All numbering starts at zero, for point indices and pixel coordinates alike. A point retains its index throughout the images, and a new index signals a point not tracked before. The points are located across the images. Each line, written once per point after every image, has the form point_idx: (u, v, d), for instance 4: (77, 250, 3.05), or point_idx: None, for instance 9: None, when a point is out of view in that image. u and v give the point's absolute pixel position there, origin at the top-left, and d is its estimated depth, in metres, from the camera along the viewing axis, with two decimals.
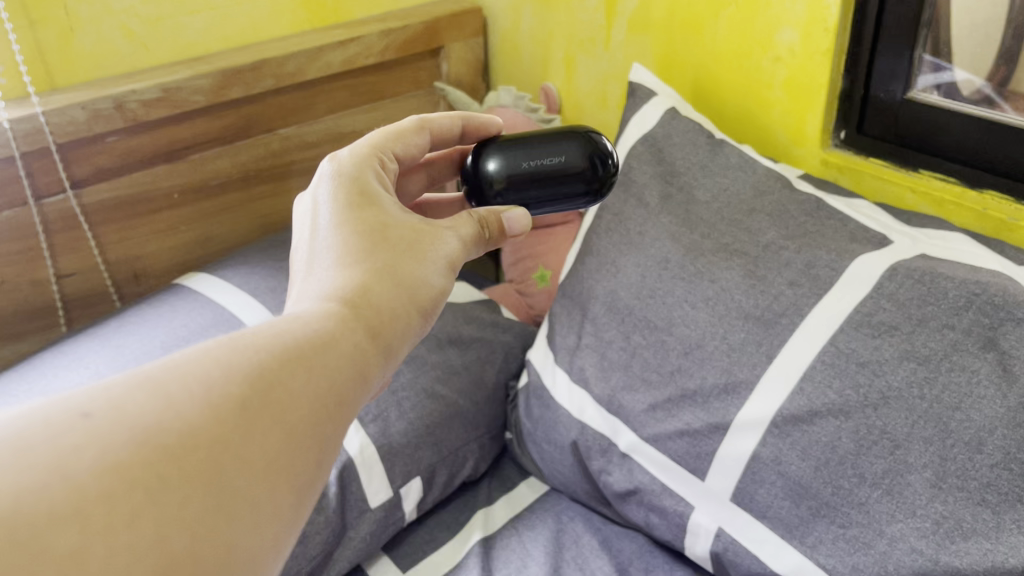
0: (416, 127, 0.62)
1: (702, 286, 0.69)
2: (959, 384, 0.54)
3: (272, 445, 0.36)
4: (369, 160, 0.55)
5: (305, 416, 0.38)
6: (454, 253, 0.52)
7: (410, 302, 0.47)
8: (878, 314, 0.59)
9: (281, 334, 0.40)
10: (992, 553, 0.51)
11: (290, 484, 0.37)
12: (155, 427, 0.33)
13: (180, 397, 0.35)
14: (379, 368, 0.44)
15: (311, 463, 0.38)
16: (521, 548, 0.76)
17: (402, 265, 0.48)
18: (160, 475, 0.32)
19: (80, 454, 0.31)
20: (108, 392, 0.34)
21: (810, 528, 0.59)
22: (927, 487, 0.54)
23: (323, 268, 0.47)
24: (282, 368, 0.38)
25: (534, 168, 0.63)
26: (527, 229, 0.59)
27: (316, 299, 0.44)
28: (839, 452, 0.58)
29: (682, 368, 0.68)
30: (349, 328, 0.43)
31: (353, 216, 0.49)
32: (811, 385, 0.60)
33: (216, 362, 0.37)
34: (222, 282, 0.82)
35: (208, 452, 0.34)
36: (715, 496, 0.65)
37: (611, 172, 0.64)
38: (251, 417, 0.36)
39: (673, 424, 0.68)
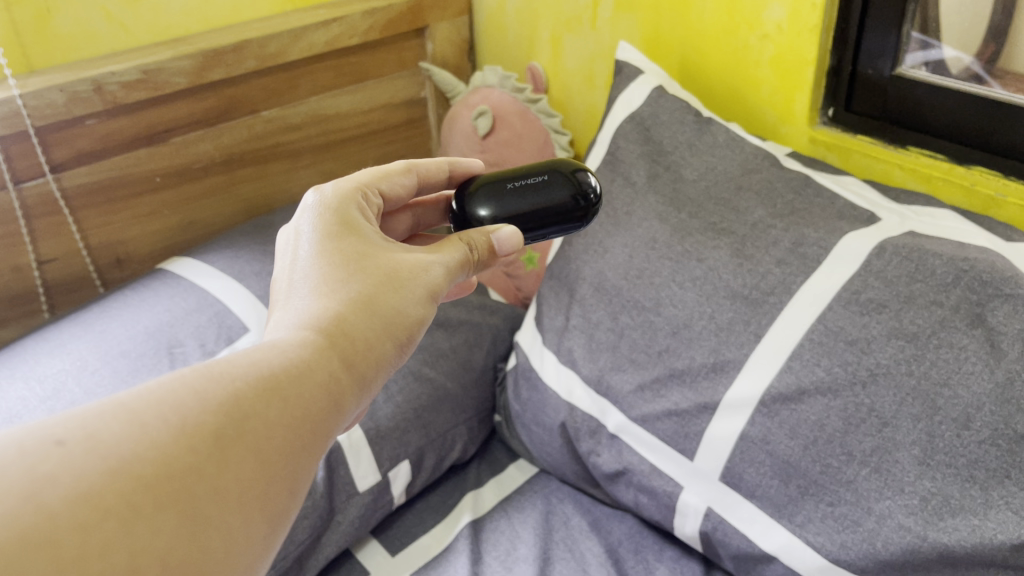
0: (403, 168, 0.61)
1: (690, 265, 0.68)
2: (947, 360, 0.54)
3: (246, 476, 0.36)
4: (352, 196, 0.54)
5: (280, 448, 0.38)
6: (439, 283, 0.51)
7: (389, 330, 0.46)
8: (866, 292, 0.59)
9: (257, 364, 0.40)
10: (981, 529, 0.51)
11: (262, 515, 0.36)
12: (130, 456, 0.33)
13: (155, 426, 0.34)
14: (356, 397, 0.44)
15: (284, 494, 0.38)
16: (511, 531, 0.76)
17: (382, 292, 0.47)
18: (133, 506, 0.32)
19: (53, 484, 0.31)
20: (83, 419, 0.33)
21: (799, 507, 0.59)
22: (915, 463, 0.54)
23: (300, 296, 0.46)
24: (257, 399, 0.38)
25: (520, 206, 0.62)
26: (518, 247, 0.58)
27: (293, 325, 0.44)
28: (827, 430, 0.58)
29: (670, 348, 0.68)
30: (324, 356, 0.42)
31: (332, 246, 0.49)
32: (800, 363, 0.60)
33: (193, 391, 0.36)
34: (206, 266, 0.81)
35: (181, 483, 0.33)
36: (704, 476, 0.65)
37: (596, 205, 0.63)
38: (226, 447, 0.35)
39: (662, 404, 0.67)
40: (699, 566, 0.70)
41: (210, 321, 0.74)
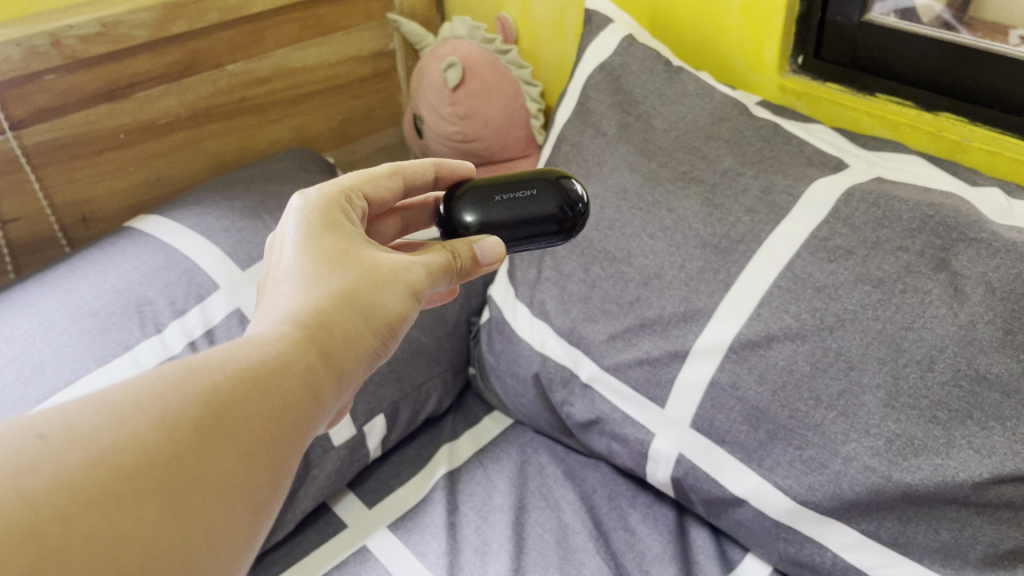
0: (387, 172, 0.60)
1: (660, 215, 0.68)
2: (913, 304, 0.55)
3: (227, 466, 0.36)
4: (337, 197, 0.53)
5: (262, 437, 0.37)
6: (422, 280, 0.50)
7: (369, 324, 0.46)
8: (833, 239, 0.60)
9: (236, 356, 0.39)
10: (943, 468, 0.52)
11: (244, 504, 0.36)
12: (110, 447, 0.33)
13: (134, 417, 0.34)
14: (335, 390, 0.43)
15: (266, 483, 0.38)
16: (486, 480, 0.77)
17: (363, 286, 0.47)
18: (114, 496, 0.31)
19: (33, 475, 0.30)
20: (62, 413, 0.33)
21: (767, 451, 0.61)
22: (881, 406, 0.55)
23: (282, 291, 0.46)
24: (236, 391, 0.38)
25: (503, 212, 0.61)
26: (501, 259, 0.57)
27: (274, 319, 0.43)
28: (796, 375, 0.59)
29: (641, 298, 0.68)
30: (302, 349, 0.42)
31: (314, 243, 0.48)
32: (768, 311, 0.61)
33: (172, 383, 0.36)
34: (174, 224, 0.79)
35: (162, 473, 0.33)
36: (675, 424, 0.66)
37: (581, 215, 0.62)
38: (207, 437, 0.35)
39: (633, 352, 0.68)
40: (672, 511, 0.72)
41: (178, 279, 0.73)
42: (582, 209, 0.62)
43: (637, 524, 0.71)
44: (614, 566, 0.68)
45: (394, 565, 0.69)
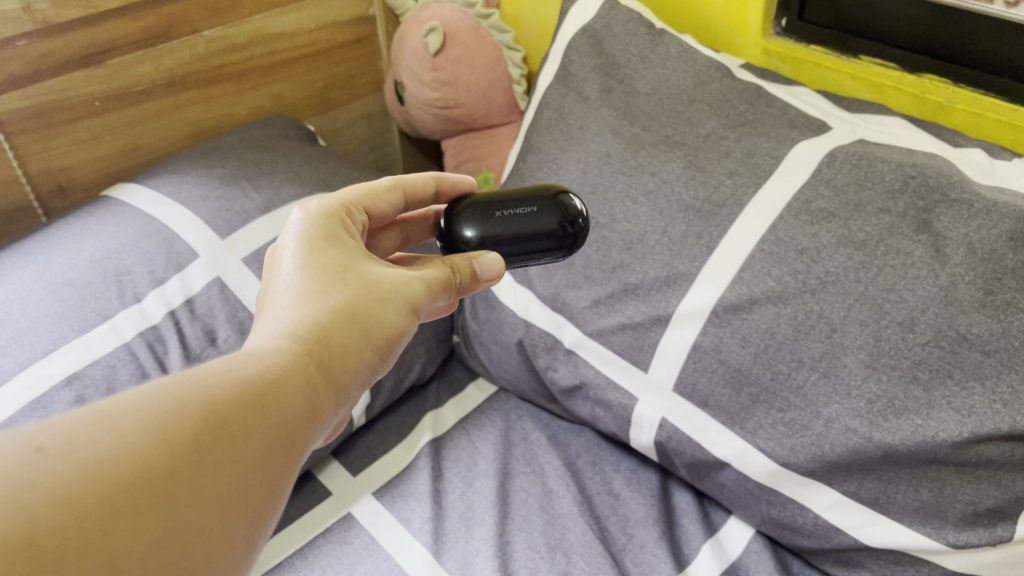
0: (388, 185, 0.59)
1: (643, 179, 0.68)
2: (894, 266, 0.55)
3: (227, 480, 0.35)
4: (337, 211, 0.52)
5: (261, 452, 0.37)
6: (421, 296, 0.49)
7: (369, 338, 0.45)
8: (816, 202, 0.59)
9: (236, 370, 0.38)
10: (923, 428, 0.53)
11: (243, 519, 0.35)
12: (109, 460, 0.32)
13: (135, 430, 0.33)
14: (334, 405, 0.42)
15: (264, 497, 0.37)
16: (471, 447, 0.77)
17: (363, 299, 0.46)
18: (112, 511, 0.31)
19: (31, 488, 0.30)
20: (61, 424, 0.32)
21: (750, 414, 0.61)
22: (862, 367, 0.55)
23: (281, 303, 0.45)
24: (236, 405, 0.37)
25: (503, 228, 0.60)
26: (501, 275, 0.56)
27: (273, 333, 0.42)
28: (778, 338, 0.59)
29: (624, 263, 0.68)
30: (302, 363, 0.41)
31: (313, 256, 0.47)
32: (751, 274, 0.61)
33: (174, 396, 0.35)
34: (152, 192, 0.78)
35: (162, 487, 0.32)
36: (659, 388, 0.66)
37: (581, 231, 0.61)
38: (207, 452, 0.34)
39: (616, 318, 0.68)
40: (655, 476, 0.73)
41: (157, 248, 0.72)
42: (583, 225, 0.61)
43: (622, 489, 0.72)
44: (598, 530, 0.69)
45: (380, 531, 0.69)
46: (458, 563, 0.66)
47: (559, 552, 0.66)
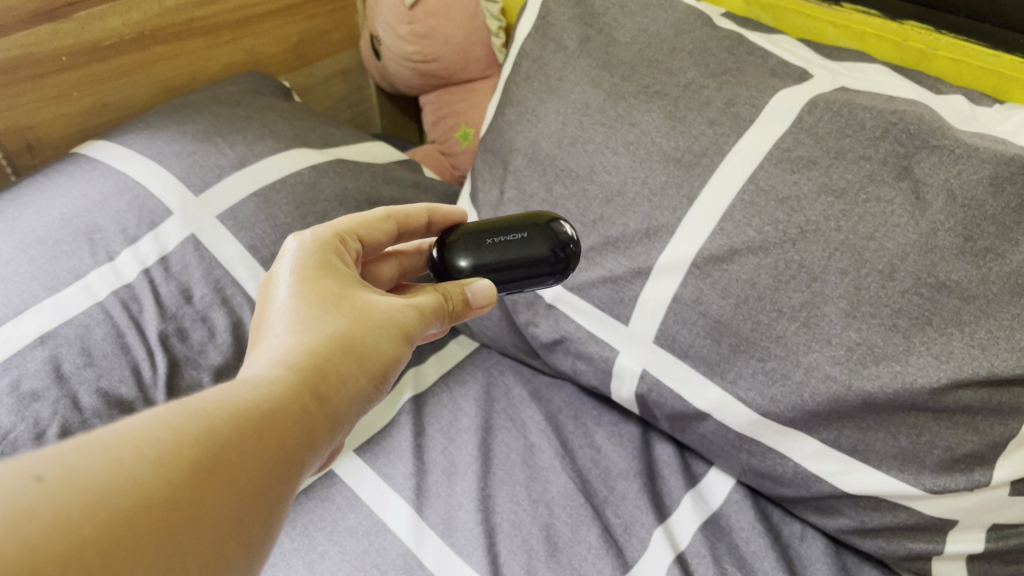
0: (382, 215, 0.59)
1: (623, 130, 0.67)
2: (874, 214, 0.55)
3: (226, 509, 0.33)
4: (330, 240, 0.52)
5: (260, 479, 0.35)
6: (414, 325, 0.49)
7: (362, 368, 0.44)
8: (797, 150, 0.59)
9: (233, 398, 0.37)
10: (902, 375, 0.52)
11: (242, 549, 0.34)
12: (108, 488, 0.30)
13: (134, 459, 0.32)
14: (328, 436, 0.41)
15: (262, 527, 0.35)
16: (453, 403, 0.77)
17: (356, 329, 0.45)
18: (114, 539, 0.29)
19: (30, 516, 0.28)
20: (58, 454, 0.31)
21: (730, 364, 0.61)
22: (842, 316, 0.55)
23: (275, 333, 0.44)
24: (234, 434, 0.35)
25: (494, 257, 0.59)
26: (492, 302, 0.56)
27: (268, 362, 0.41)
28: (759, 288, 0.59)
29: (604, 216, 0.67)
30: (297, 392, 0.40)
31: (307, 284, 0.47)
32: (732, 224, 0.60)
33: (172, 424, 0.34)
34: (122, 149, 0.77)
35: (163, 516, 0.31)
36: (639, 341, 0.66)
37: (574, 256, 0.60)
38: (207, 480, 0.33)
39: (596, 271, 0.67)
40: (637, 429, 0.74)
41: (130, 205, 0.71)
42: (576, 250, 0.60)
43: (603, 443, 0.73)
44: (580, 483, 0.69)
45: (362, 488, 0.69)
46: (440, 517, 0.67)
47: (541, 505, 0.67)
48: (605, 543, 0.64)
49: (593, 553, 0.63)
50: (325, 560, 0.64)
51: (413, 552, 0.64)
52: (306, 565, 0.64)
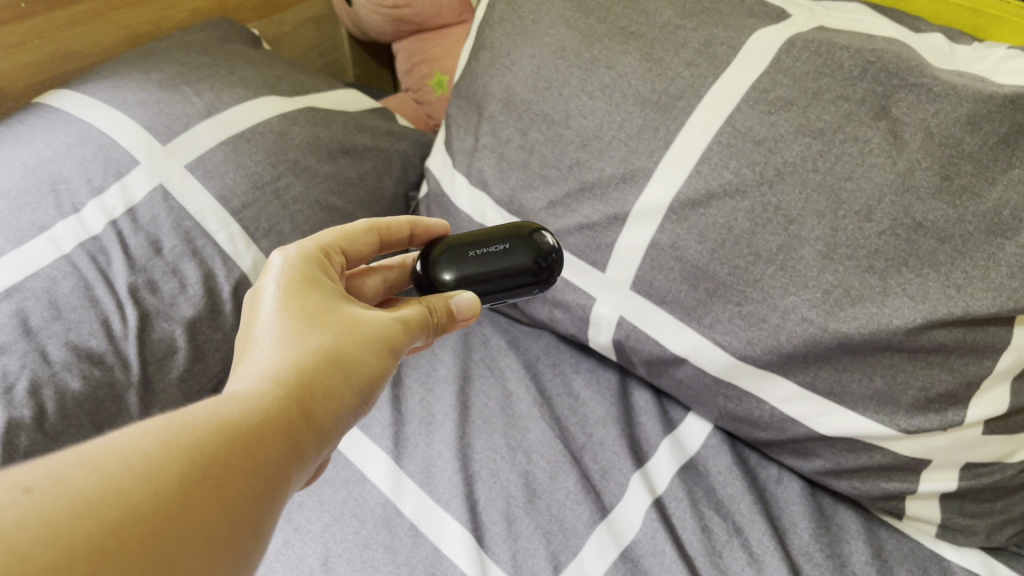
0: (364, 228, 0.58)
1: (599, 73, 0.66)
2: (852, 155, 0.54)
3: (214, 523, 0.33)
4: (314, 254, 0.51)
5: (247, 490, 0.35)
6: (401, 337, 0.48)
7: (349, 381, 0.44)
8: (775, 91, 0.58)
9: (221, 413, 0.37)
10: (879, 316, 0.52)
11: (230, 563, 0.34)
12: (97, 500, 0.30)
13: (122, 472, 0.32)
14: (315, 450, 0.41)
15: (250, 542, 0.35)
16: (430, 354, 0.76)
17: (343, 341, 0.45)
18: (104, 550, 0.29)
19: (21, 526, 0.28)
20: (48, 469, 0.31)
21: (707, 309, 0.61)
22: (819, 258, 0.55)
23: (262, 347, 0.43)
24: (222, 449, 0.35)
25: (477, 270, 0.58)
26: (477, 313, 0.55)
27: (254, 376, 0.41)
28: (735, 231, 0.58)
29: (580, 161, 0.66)
30: (284, 406, 0.39)
31: (293, 297, 0.46)
32: (708, 167, 0.59)
33: (159, 439, 0.34)
34: (84, 98, 0.75)
35: (152, 527, 0.31)
36: (616, 287, 0.65)
37: (556, 265, 0.59)
38: (194, 493, 0.33)
39: (573, 218, 0.67)
40: (614, 376, 0.74)
41: (94, 154, 0.69)
42: (558, 259, 0.59)
43: (581, 391, 0.73)
44: (559, 431, 0.69)
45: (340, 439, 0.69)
46: (419, 467, 0.67)
47: (520, 453, 0.67)
48: (584, 489, 0.64)
49: (572, 498, 0.64)
50: (304, 510, 0.64)
51: (392, 501, 0.64)
52: (285, 516, 0.64)
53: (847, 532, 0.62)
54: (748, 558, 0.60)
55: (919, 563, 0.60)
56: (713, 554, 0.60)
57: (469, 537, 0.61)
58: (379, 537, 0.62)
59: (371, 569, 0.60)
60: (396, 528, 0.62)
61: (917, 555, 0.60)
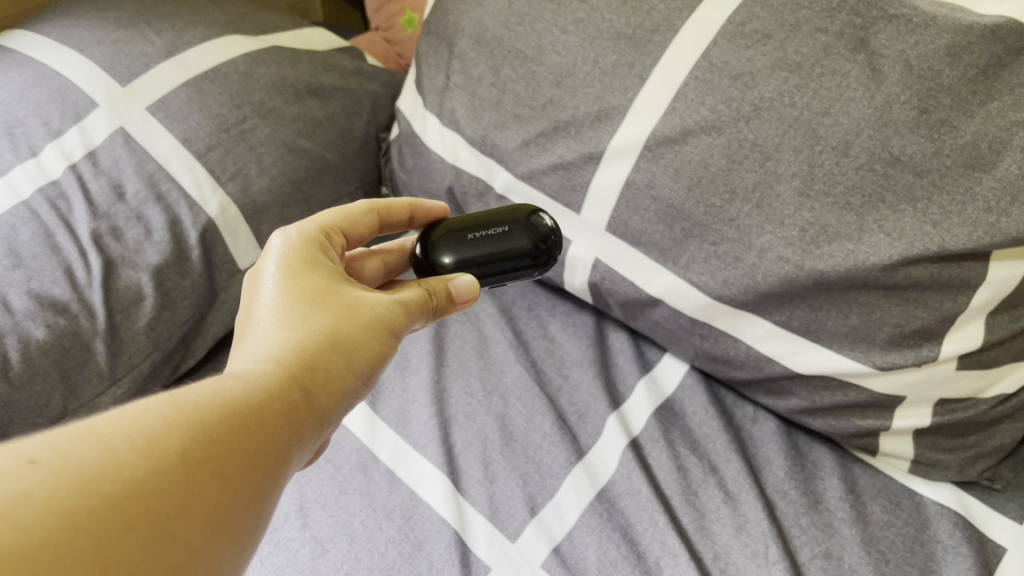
0: (364, 208, 0.56)
1: (572, 7, 0.64)
2: (830, 88, 0.53)
3: (217, 502, 0.32)
4: (317, 235, 0.50)
5: (251, 470, 0.34)
6: (402, 318, 0.47)
7: (351, 363, 0.43)
8: (751, 23, 0.56)
9: (224, 392, 0.36)
10: (855, 254, 0.52)
11: (233, 544, 0.33)
12: (98, 475, 0.30)
13: (124, 446, 0.31)
14: (318, 431, 0.40)
15: (253, 523, 0.34)
16: None
17: (344, 322, 0.44)
18: (103, 524, 0.29)
19: (22, 499, 0.28)
20: (51, 442, 0.30)
21: (683, 249, 0.60)
22: (795, 195, 0.54)
23: (262, 328, 0.42)
24: (224, 428, 0.34)
25: (476, 252, 0.56)
26: (478, 295, 0.54)
27: (256, 358, 0.40)
28: (711, 169, 0.57)
29: (554, 99, 0.65)
30: (285, 385, 0.39)
31: (294, 277, 0.45)
32: (684, 104, 0.58)
33: (163, 416, 0.33)
34: (39, 36, 0.72)
35: (154, 503, 0.30)
36: (591, 228, 0.65)
37: (556, 247, 0.57)
38: (197, 470, 0.32)
39: (547, 158, 0.65)
40: (591, 318, 0.73)
41: (51, 97, 0.67)
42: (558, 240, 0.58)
43: (558, 334, 0.72)
44: (535, 374, 0.69)
45: None
46: (394, 412, 0.66)
47: (496, 397, 0.67)
48: (561, 431, 0.64)
49: (549, 440, 0.64)
50: None
51: (368, 447, 0.64)
52: None
53: (822, 469, 0.63)
54: (724, 496, 0.60)
55: (892, 498, 0.60)
56: (688, 492, 0.61)
57: (447, 481, 0.61)
58: (355, 482, 0.62)
59: (348, 514, 0.60)
60: (372, 473, 0.62)
61: (890, 490, 0.61)
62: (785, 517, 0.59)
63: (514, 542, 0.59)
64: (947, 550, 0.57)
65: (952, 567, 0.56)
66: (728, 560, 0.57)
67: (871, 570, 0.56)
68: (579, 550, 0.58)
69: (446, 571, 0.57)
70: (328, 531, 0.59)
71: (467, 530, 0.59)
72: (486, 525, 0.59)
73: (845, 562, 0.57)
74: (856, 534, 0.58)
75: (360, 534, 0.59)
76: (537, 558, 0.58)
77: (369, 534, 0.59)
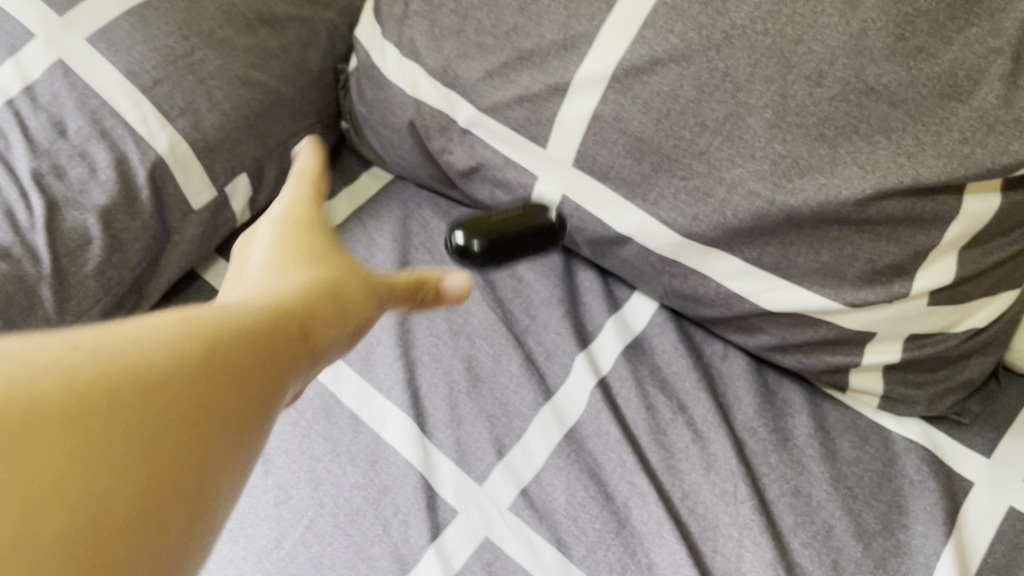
0: (326, 168, 0.50)
1: None
2: (804, 14, 0.50)
3: (227, 416, 0.31)
4: (316, 199, 0.48)
5: (261, 389, 0.33)
6: (381, 286, 0.45)
7: (343, 314, 0.41)
8: None
9: (233, 311, 0.35)
10: (828, 188, 0.51)
11: (240, 460, 0.31)
12: (107, 363, 0.28)
13: (138, 344, 0.30)
14: (308, 373, 0.37)
15: (258, 443, 0.32)
16: (368, 239, 0.72)
17: (338, 276, 0.42)
18: (112, 417, 0.27)
19: (28, 369, 0.27)
20: (67, 330, 0.29)
21: (652, 185, 0.58)
22: (767, 128, 0.52)
23: (253, 275, 0.41)
24: (237, 346, 0.33)
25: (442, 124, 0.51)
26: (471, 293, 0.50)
27: (254, 292, 0.38)
28: (682, 101, 0.54)
29: (518, 27, 0.61)
30: (285, 317, 0.37)
31: (290, 238, 0.44)
32: (653, 32, 0.55)
33: (178, 319, 0.32)
34: None
35: (162, 400, 0.29)
36: (558, 163, 0.62)
37: None
38: (208, 377, 0.31)
39: (512, 90, 0.62)
40: (560, 258, 0.71)
41: None
42: None
43: (525, 273, 0.70)
44: (502, 314, 0.67)
45: None
46: (358, 355, 0.64)
47: (462, 338, 0.66)
48: (528, 372, 0.63)
49: (516, 382, 0.63)
50: None
51: (331, 391, 0.62)
52: None
53: (792, 406, 0.62)
54: (692, 435, 0.60)
55: (862, 434, 0.60)
56: (657, 432, 0.60)
57: (413, 424, 0.60)
58: (318, 427, 0.60)
59: (312, 459, 0.59)
60: (336, 418, 0.61)
61: (859, 426, 0.61)
62: (755, 455, 0.59)
63: (481, 485, 0.58)
64: (914, 486, 0.57)
65: (918, 502, 0.56)
66: (696, 499, 0.57)
67: (837, 506, 0.56)
68: (547, 492, 0.58)
69: (413, 516, 0.56)
70: (292, 477, 0.58)
71: (433, 474, 0.58)
72: (453, 468, 0.59)
73: (813, 499, 0.57)
74: (825, 470, 0.58)
75: (324, 479, 0.58)
76: (505, 500, 0.57)
77: (333, 479, 0.58)
